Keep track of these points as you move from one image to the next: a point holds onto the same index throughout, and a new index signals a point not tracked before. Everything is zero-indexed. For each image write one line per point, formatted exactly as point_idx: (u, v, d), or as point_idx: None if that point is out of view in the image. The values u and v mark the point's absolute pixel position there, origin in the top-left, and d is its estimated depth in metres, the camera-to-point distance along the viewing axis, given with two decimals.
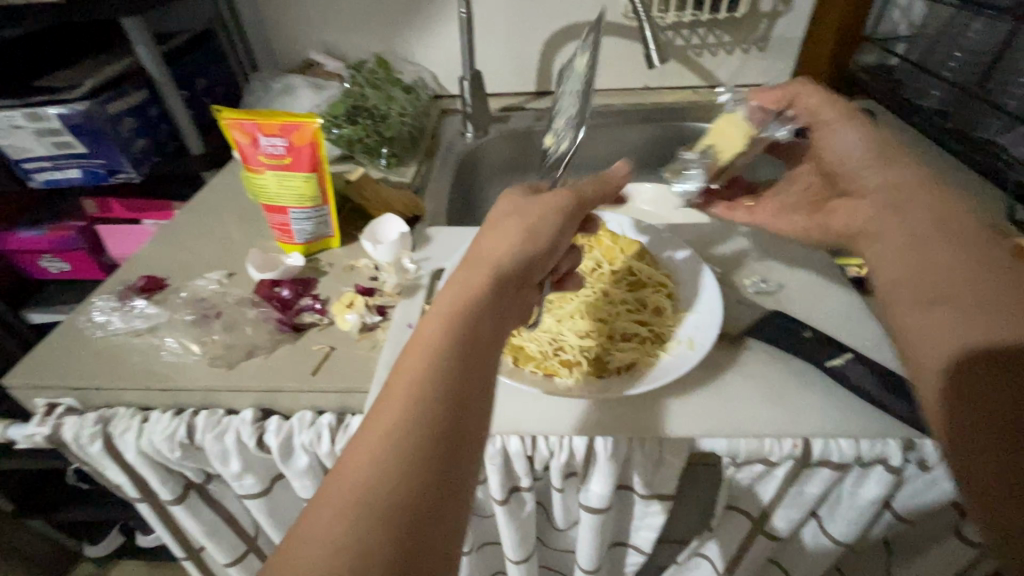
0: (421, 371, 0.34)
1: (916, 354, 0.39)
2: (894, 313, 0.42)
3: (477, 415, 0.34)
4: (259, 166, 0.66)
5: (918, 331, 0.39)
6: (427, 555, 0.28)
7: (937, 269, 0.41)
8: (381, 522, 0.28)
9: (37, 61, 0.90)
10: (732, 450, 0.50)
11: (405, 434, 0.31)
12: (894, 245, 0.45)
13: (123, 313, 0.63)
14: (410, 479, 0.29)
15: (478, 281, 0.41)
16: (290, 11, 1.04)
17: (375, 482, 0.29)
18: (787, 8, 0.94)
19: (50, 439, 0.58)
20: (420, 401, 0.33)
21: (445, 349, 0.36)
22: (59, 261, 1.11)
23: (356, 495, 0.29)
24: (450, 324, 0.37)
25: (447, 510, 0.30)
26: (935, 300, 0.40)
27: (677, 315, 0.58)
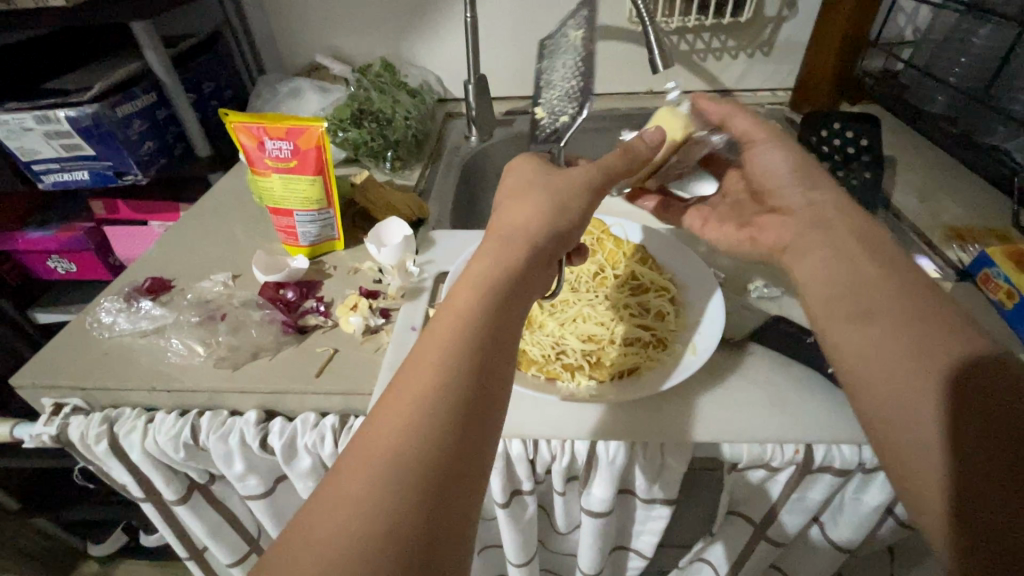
0: (449, 347, 0.35)
1: (861, 362, 0.42)
2: (825, 328, 0.46)
3: (499, 393, 0.35)
4: (266, 169, 0.67)
5: (850, 345, 0.43)
6: (450, 514, 0.30)
7: (862, 290, 0.45)
8: (409, 490, 0.29)
9: (47, 63, 0.91)
10: (734, 456, 0.52)
11: (432, 406, 0.32)
12: (819, 262, 0.49)
13: (129, 314, 0.64)
14: (435, 444, 0.31)
15: (506, 258, 0.41)
16: (297, 15, 1.05)
17: (403, 450, 0.30)
18: (792, 12, 0.93)
19: (57, 439, 0.59)
20: (448, 375, 0.34)
21: (472, 326, 0.36)
22: (66, 262, 1.12)
23: (386, 462, 0.30)
24: (477, 301, 0.38)
25: (469, 474, 0.31)
26: (859, 315, 0.44)
27: (680, 319, 0.57)
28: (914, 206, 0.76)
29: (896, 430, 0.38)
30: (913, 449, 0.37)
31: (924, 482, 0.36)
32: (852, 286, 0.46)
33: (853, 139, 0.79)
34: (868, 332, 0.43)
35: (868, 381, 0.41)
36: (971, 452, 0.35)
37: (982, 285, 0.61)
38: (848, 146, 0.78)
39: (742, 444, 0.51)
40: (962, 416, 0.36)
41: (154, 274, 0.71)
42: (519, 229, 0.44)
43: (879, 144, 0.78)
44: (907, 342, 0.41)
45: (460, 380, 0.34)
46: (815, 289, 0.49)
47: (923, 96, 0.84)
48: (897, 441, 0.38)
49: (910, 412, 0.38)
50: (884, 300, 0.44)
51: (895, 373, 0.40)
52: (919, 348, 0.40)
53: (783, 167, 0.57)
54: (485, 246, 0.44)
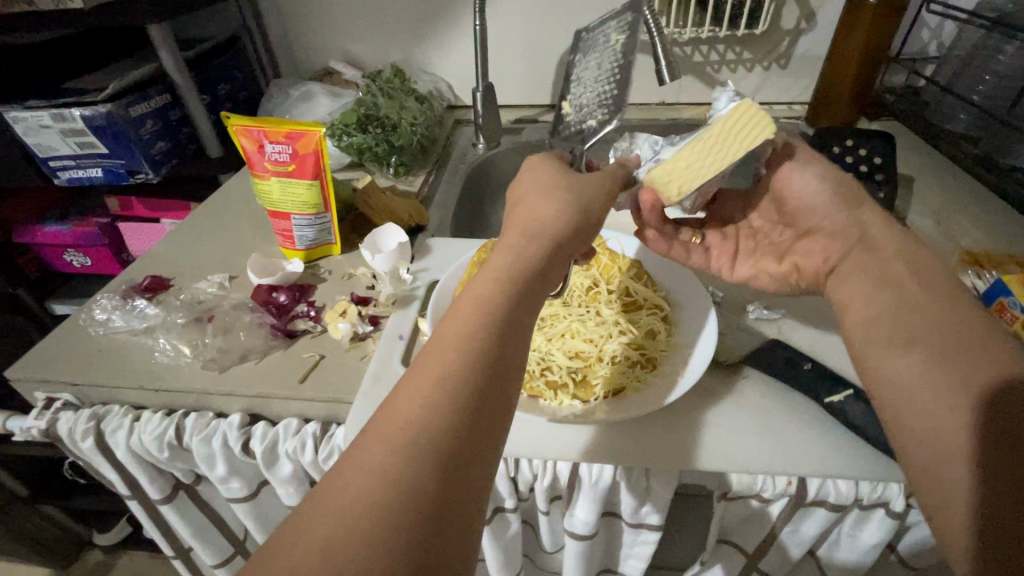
0: (470, 326, 0.34)
1: (905, 382, 0.40)
2: (867, 349, 0.44)
3: (516, 378, 0.34)
4: (265, 172, 0.67)
5: (893, 371, 0.41)
6: (471, 493, 0.29)
7: (913, 317, 0.43)
8: (424, 467, 0.28)
9: (67, 64, 0.94)
10: (722, 483, 0.51)
11: (451, 383, 0.31)
12: (861, 287, 0.47)
13: (124, 312, 0.64)
14: (456, 423, 0.30)
15: (533, 237, 0.39)
16: (311, 20, 1.06)
17: (420, 427, 0.29)
18: (810, 25, 0.91)
19: (46, 432, 0.59)
20: (467, 353, 0.32)
21: (495, 306, 0.35)
22: (81, 256, 1.15)
23: (402, 439, 0.28)
24: (503, 280, 0.36)
25: (488, 455, 0.30)
26: (906, 343, 0.42)
27: (671, 338, 0.56)
28: (930, 228, 0.73)
29: (912, 450, 0.38)
30: (928, 468, 0.36)
31: (936, 501, 0.35)
32: (876, 313, 0.45)
33: (867, 157, 0.76)
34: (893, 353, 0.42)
35: (894, 402, 0.40)
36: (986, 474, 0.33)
37: (997, 315, 0.57)
38: (861, 164, 0.76)
39: (731, 474, 0.50)
40: (984, 441, 0.35)
41: (153, 273, 0.72)
42: (549, 210, 0.41)
43: (893, 163, 0.75)
44: (934, 367, 0.39)
45: (481, 360, 0.32)
46: (855, 313, 0.47)
47: (945, 115, 0.81)
48: (918, 461, 0.37)
49: (931, 432, 0.37)
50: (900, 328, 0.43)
51: (927, 398, 0.38)
52: (944, 374, 0.38)
53: (788, 184, 0.54)
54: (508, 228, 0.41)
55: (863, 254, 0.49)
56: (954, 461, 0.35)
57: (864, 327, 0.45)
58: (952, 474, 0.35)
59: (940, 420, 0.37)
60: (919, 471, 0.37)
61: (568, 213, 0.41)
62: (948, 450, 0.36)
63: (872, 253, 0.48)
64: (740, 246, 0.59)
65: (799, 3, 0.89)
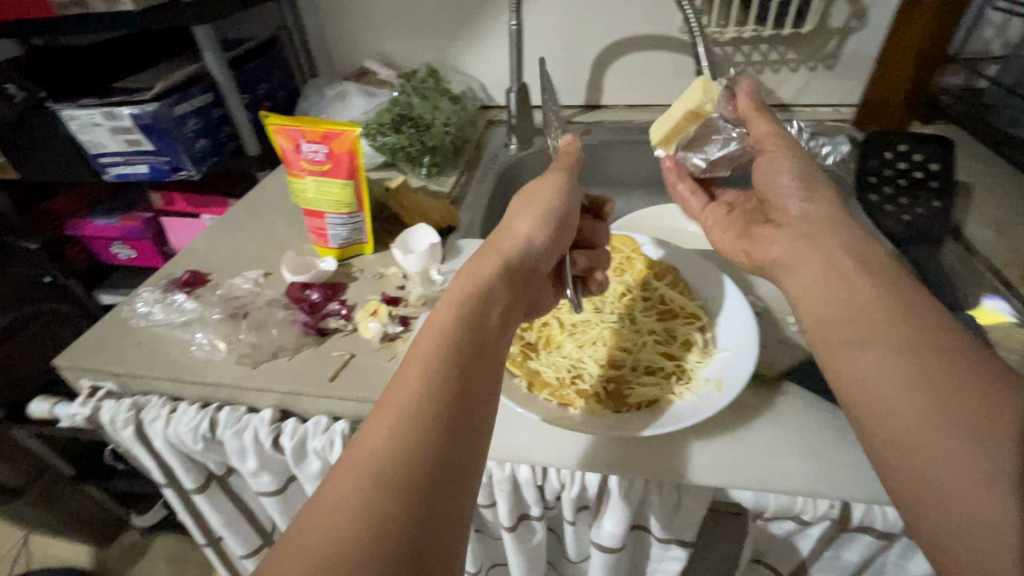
0: (435, 352, 0.36)
1: (871, 389, 0.37)
2: (830, 356, 0.41)
3: (485, 398, 0.35)
4: (301, 171, 0.68)
5: (855, 375, 0.39)
6: (444, 515, 0.29)
7: (857, 312, 0.41)
8: (395, 488, 0.28)
9: (117, 64, 0.97)
10: (759, 503, 0.48)
11: (418, 406, 0.32)
12: (813, 287, 0.45)
13: (165, 305, 0.66)
14: (426, 446, 0.30)
15: (487, 274, 0.44)
16: (349, 20, 1.07)
17: (389, 452, 0.30)
18: (862, 23, 0.86)
19: (90, 419, 0.62)
20: (433, 379, 0.34)
21: (458, 333, 0.37)
22: (127, 248, 1.19)
23: (372, 464, 0.29)
24: (464, 309, 0.40)
25: (460, 475, 0.31)
26: (861, 341, 0.39)
27: (708, 350, 0.54)
28: (989, 241, 0.68)
29: (900, 458, 0.35)
30: (922, 478, 0.33)
31: (942, 515, 0.32)
32: (833, 308, 0.43)
33: (921, 164, 0.72)
34: (855, 351, 0.39)
35: (867, 404, 0.37)
36: (988, 475, 0.31)
37: None
38: (914, 171, 0.72)
39: (768, 494, 0.48)
40: (964, 432, 0.32)
41: (192, 267, 0.74)
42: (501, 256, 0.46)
43: (951, 171, 0.70)
44: (900, 360, 0.37)
45: (446, 384, 0.34)
46: (812, 314, 0.44)
47: (1008, 119, 0.76)
48: (910, 470, 0.34)
49: (916, 436, 0.34)
50: (863, 324, 0.40)
51: (894, 402, 0.36)
52: (914, 367, 0.36)
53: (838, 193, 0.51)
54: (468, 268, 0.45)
55: (830, 242, 0.47)
56: (949, 464, 0.32)
57: (830, 322, 0.42)
58: (952, 480, 0.32)
59: (923, 420, 0.34)
60: (915, 483, 0.34)
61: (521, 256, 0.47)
62: (938, 453, 0.33)
63: (836, 246, 0.46)
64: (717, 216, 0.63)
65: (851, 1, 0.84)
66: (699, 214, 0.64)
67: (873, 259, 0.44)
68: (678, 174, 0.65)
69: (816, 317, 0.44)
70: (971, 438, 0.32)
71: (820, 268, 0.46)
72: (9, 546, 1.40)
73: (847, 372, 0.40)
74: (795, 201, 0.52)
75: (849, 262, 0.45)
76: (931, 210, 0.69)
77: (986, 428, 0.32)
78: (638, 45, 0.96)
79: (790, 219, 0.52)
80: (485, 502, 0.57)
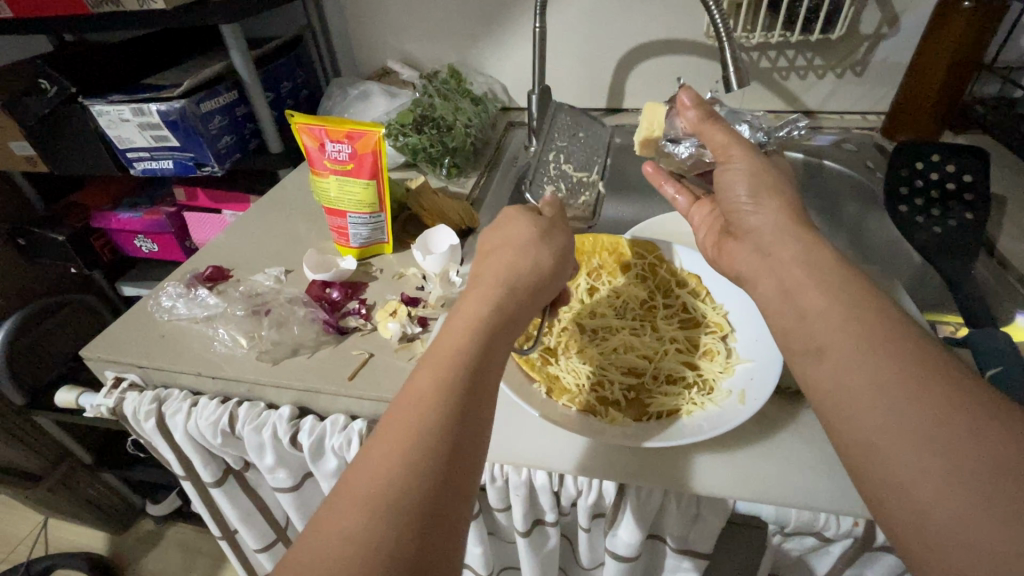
0: (439, 374, 0.35)
1: (834, 392, 0.35)
2: (798, 361, 0.39)
3: (485, 422, 0.35)
4: (325, 170, 0.69)
5: (821, 379, 0.36)
6: (440, 541, 0.30)
7: (813, 317, 0.38)
8: (396, 520, 0.29)
9: (148, 61, 1.00)
10: (780, 518, 0.48)
11: (419, 432, 0.32)
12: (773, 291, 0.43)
13: (187, 300, 0.67)
14: (427, 473, 0.31)
15: (496, 292, 0.43)
16: (373, 21, 1.08)
17: (392, 480, 0.30)
18: (893, 29, 0.84)
19: (113, 410, 0.63)
20: (437, 404, 0.34)
21: (462, 354, 0.37)
22: (149, 242, 1.20)
23: (376, 493, 0.30)
24: (474, 329, 0.39)
25: (457, 497, 0.31)
26: (814, 350, 0.37)
27: (730, 361, 0.53)
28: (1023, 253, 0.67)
29: (877, 471, 0.31)
30: (898, 492, 0.30)
31: (920, 530, 0.29)
32: (794, 318, 0.40)
33: (953, 175, 0.71)
34: (821, 359, 0.37)
35: (840, 416, 0.34)
36: (967, 483, 0.28)
37: None
38: (945, 182, 0.71)
39: (790, 509, 0.47)
40: (929, 432, 0.30)
41: (215, 263, 0.75)
42: (511, 266, 0.45)
43: (985, 183, 0.69)
44: (873, 365, 0.34)
45: (451, 408, 0.34)
46: (776, 316, 0.42)
47: None
48: (888, 484, 0.31)
49: (891, 445, 0.31)
50: (820, 333, 0.38)
51: (858, 401, 0.33)
52: (888, 370, 0.33)
53: None
54: (481, 282, 0.44)
55: (782, 251, 0.45)
56: (926, 476, 0.29)
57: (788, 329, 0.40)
58: (928, 494, 0.29)
59: (896, 429, 0.31)
60: (891, 498, 0.31)
61: (538, 270, 0.45)
62: (912, 464, 0.30)
63: (792, 251, 0.44)
64: (700, 220, 0.61)
65: (882, 6, 0.83)
66: (687, 214, 0.64)
67: (836, 259, 0.41)
68: (663, 178, 0.65)
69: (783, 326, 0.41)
70: (945, 443, 0.29)
71: (776, 277, 0.44)
72: (28, 530, 1.43)
73: (815, 381, 0.37)
74: (748, 211, 0.50)
75: (801, 266, 0.42)
76: (962, 223, 0.68)
77: (962, 432, 0.29)
78: (662, 49, 0.95)
79: (748, 229, 0.50)
80: (499, 506, 0.57)
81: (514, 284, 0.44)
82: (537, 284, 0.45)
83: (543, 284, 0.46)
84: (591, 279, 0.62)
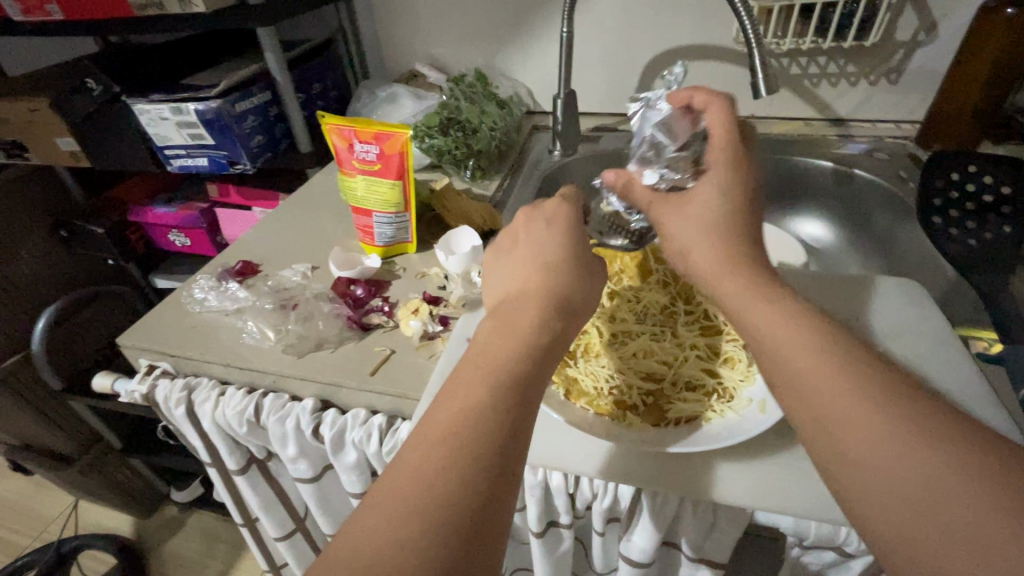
0: (480, 386, 0.36)
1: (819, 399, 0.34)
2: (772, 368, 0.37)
3: (527, 442, 0.35)
4: (352, 170, 0.70)
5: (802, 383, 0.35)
6: (482, 544, 0.30)
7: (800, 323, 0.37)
8: (438, 520, 0.30)
9: (187, 62, 1.04)
10: (800, 530, 0.47)
11: (469, 449, 0.33)
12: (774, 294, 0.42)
13: (219, 293, 0.69)
14: (467, 479, 0.32)
15: (528, 300, 0.43)
16: (403, 24, 1.10)
17: (438, 487, 0.31)
18: (930, 37, 0.82)
19: (146, 396, 0.66)
20: (475, 413, 0.35)
21: (502, 365, 0.38)
22: (183, 236, 1.24)
23: (428, 507, 0.30)
24: (508, 339, 0.39)
25: (498, 503, 0.32)
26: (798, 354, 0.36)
27: (752, 369, 0.52)
28: None
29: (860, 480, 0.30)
30: (894, 501, 0.29)
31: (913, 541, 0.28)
32: None
33: (991, 186, 0.68)
34: (819, 364, 0.34)
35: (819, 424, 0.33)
36: (986, 510, 0.27)
37: None
38: (983, 193, 0.69)
39: (809, 521, 0.46)
40: (926, 441, 0.30)
41: (244, 258, 0.77)
42: (555, 279, 0.44)
43: None
44: (870, 379, 0.33)
45: (496, 417, 0.35)
46: None
47: None
48: (881, 497, 0.30)
49: (881, 453, 0.30)
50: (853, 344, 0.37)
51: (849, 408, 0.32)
52: (888, 386, 0.33)
53: None
54: (514, 292, 0.44)
55: None
56: (933, 492, 0.28)
57: None
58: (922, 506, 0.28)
59: (891, 439, 0.30)
60: (887, 523, 0.29)
61: (577, 280, 0.45)
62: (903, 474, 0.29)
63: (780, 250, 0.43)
64: None
65: (920, 11, 0.81)
66: None
67: None
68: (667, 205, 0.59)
69: (751, 326, 0.39)
70: (940, 457, 0.29)
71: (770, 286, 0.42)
72: (59, 511, 1.49)
73: (808, 386, 0.34)
74: None
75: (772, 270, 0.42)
76: (1001, 235, 0.66)
77: (972, 453, 0.29)
78: (691, 54, 0.94)
79: None
80: (515, 505, 0.58)
81: (562, 299, 0.43)
82: (582, 302, 0.44)
83: (586, 294, 0.45)
84: (612, 283, 0.62)
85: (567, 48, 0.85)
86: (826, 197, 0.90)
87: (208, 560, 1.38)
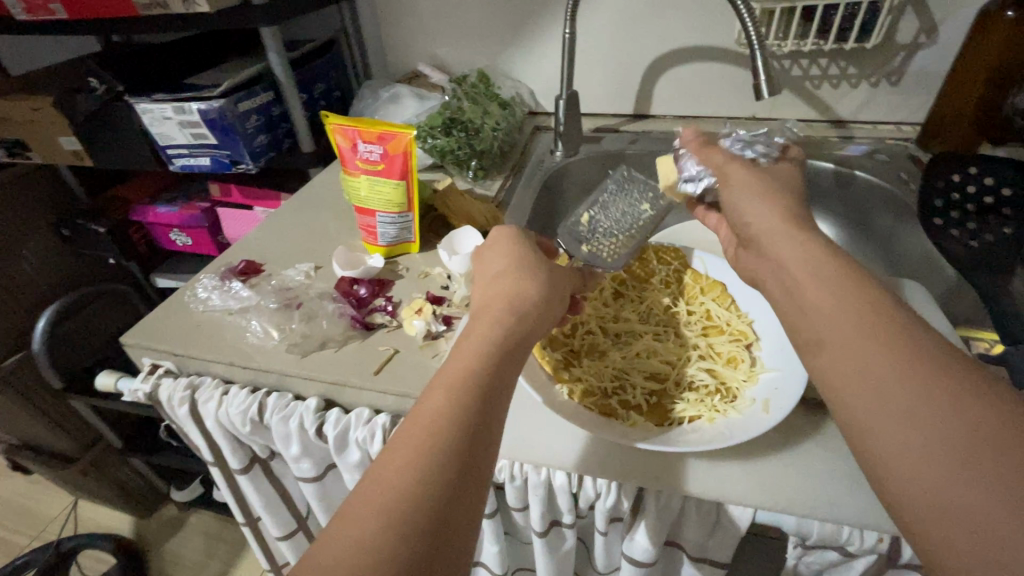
0: (449, 391, 0.36)
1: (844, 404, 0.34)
2: None
3: (495, 444, 0.36)
4: (356, 170, 0.71)
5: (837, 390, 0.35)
6: (448, 546, 0.31)
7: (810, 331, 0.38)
8: (406, 523, 0.30)
9: (190, 61, 1.04)
10: (802, 529, 0.47)
11: (437, 455, 0.33)
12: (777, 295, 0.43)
13: (222, 292, 0.69)
14: (436, 482, 0.32)
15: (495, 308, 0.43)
16: (406, 25, 1.10)
17: (407, 492, 0.31)
18: (931, 39, 0.83)
19: (149, 395, 0.66)
20: (446, 417, 0.35)
21: (474, 370, 0.38)
22: (184, 236, 1.24)
23: (391, 506, 0.31)
24: (480, 345, 0.40)
25: (465, 507, 0.32)
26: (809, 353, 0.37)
27: (755, 369, 0.52)
28: None
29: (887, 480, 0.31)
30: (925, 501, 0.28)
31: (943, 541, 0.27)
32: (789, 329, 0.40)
33: (991, 188, 0.68)
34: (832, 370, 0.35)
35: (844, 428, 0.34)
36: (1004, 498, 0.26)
37: None
38: (985, 195, 0.69)
39: (812, 521, 0.46)
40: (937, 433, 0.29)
41: (247, 257, 0.77)
42: (526, 287, 0.45)
43: None
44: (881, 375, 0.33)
45: (463, 422, 0.35)
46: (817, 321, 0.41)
47: None
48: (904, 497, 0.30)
49: (897, 453, 0.30)
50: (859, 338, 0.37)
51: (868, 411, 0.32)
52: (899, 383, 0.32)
53: None
54: (494, 298, 0.45)
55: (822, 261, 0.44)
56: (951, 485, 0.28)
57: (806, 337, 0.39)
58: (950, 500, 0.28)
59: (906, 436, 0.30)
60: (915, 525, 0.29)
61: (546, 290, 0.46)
62: (920, 471, 0.29)
63: (788, 253, 0.43)
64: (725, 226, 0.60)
65: (920, 14, 0.81)
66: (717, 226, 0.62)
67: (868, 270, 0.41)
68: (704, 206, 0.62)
69: None
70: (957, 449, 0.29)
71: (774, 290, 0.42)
72: (58, 511, 1.49)
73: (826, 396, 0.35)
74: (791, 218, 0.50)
75: (786, 272, 0.42)
76: (1000, 237, 0.66)
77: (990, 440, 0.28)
78: (693, 56, 0.94)
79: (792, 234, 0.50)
80: (518, 505, 0.58)
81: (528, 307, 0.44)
82: (543, 306, 0.45)
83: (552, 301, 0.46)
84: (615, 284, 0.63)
85: (570, 50, 0.85)
86: (827, 198, 0.90)
87: (208, 559, 1.38)
